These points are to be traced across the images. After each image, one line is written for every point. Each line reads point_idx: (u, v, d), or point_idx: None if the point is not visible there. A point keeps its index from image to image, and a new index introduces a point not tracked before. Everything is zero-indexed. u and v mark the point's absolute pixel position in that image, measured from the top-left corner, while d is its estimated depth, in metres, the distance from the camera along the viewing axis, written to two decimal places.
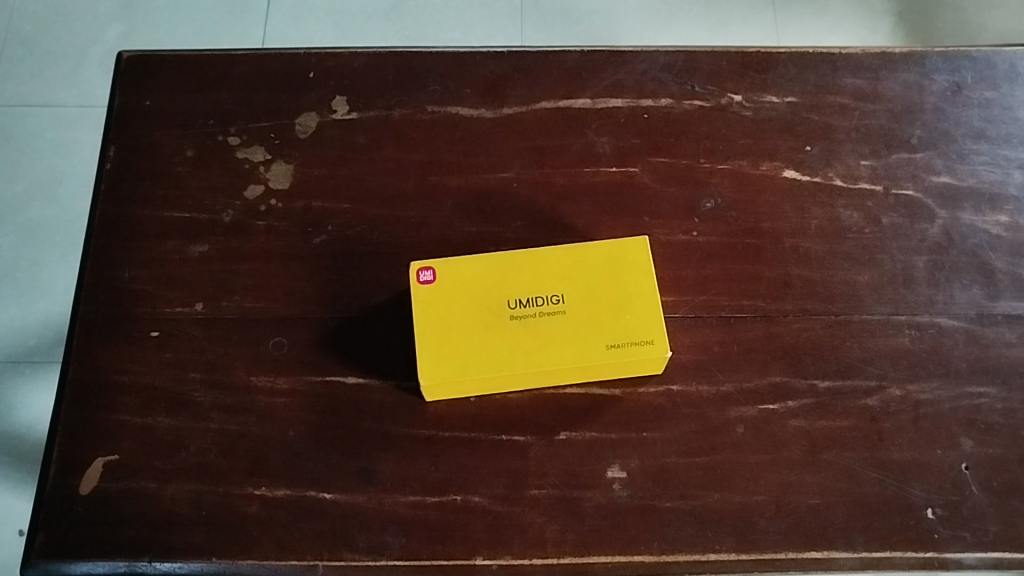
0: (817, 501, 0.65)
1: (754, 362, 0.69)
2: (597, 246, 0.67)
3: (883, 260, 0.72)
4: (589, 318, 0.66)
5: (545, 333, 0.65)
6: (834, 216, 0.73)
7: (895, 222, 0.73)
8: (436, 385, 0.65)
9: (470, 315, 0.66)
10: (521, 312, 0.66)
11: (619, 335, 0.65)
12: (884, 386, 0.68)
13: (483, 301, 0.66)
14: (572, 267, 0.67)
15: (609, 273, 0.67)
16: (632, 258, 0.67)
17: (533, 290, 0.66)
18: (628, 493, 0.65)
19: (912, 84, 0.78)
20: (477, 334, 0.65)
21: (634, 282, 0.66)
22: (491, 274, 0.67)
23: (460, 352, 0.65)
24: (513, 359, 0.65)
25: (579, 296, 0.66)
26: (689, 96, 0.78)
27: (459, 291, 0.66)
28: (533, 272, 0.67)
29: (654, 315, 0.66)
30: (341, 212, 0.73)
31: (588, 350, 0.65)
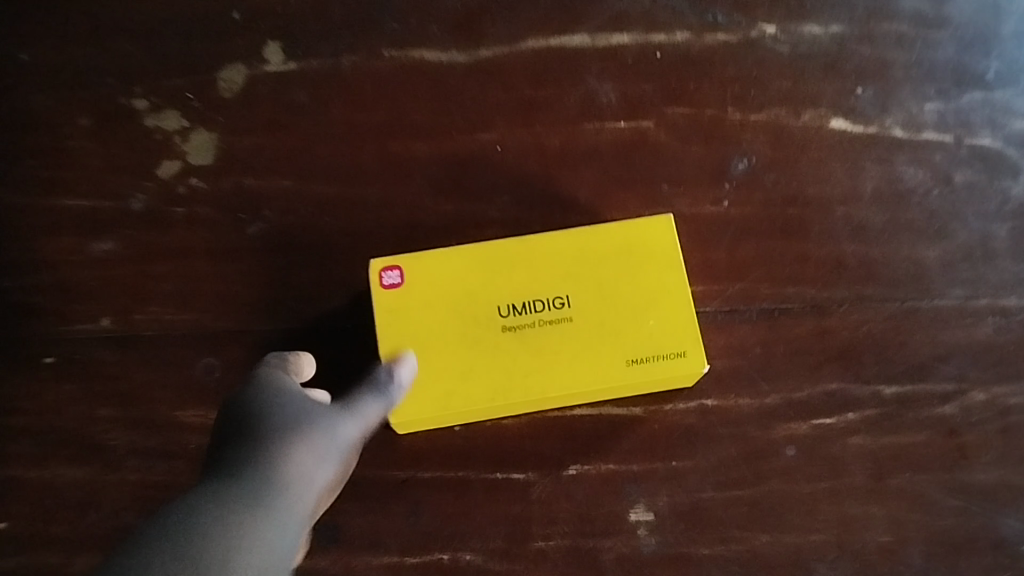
0: (888, 540, 0.53)
1: (804, 366, 0.56)
2: (610, 230, 0.53)
3: (956, 230, 0.58)
4: (603, 325, 0.52)
5: (547, 347, 0.51)
6: (894, 176, 0.59)
7: (970, 180, 0.59)
8: (409, 419, 0.51)
9: (450, 326, 0.52)
10: (515, 320, 0.52)
11: (643, 347, 0.51)
12: (963, 390, 0.55)
13: (468, 308, 0.52)
14: (578, 259, 0.53)
15: (627, 265, 0.53)
16: (655, 245, 0.53)
17: (529, 292, 0.52)
18: (657, 540, 0.53)
19: (986, 4, 0.63)
20: (460, 350, 0.51)
21: (661, 276, 0.52)
22: (475, 270, 0.53)
23: (438, 374, 0.51)
24: (507, 382, 0.51)
25: (588, 298, 0.52)
26: (710, 28, 0.62)
27: (433, 293, 0.52)
28: (529, 267, 0.53)
29: (685, 318, 0.52)
30: (281, 191, 0.58)
31: (603, 367, 0.51)
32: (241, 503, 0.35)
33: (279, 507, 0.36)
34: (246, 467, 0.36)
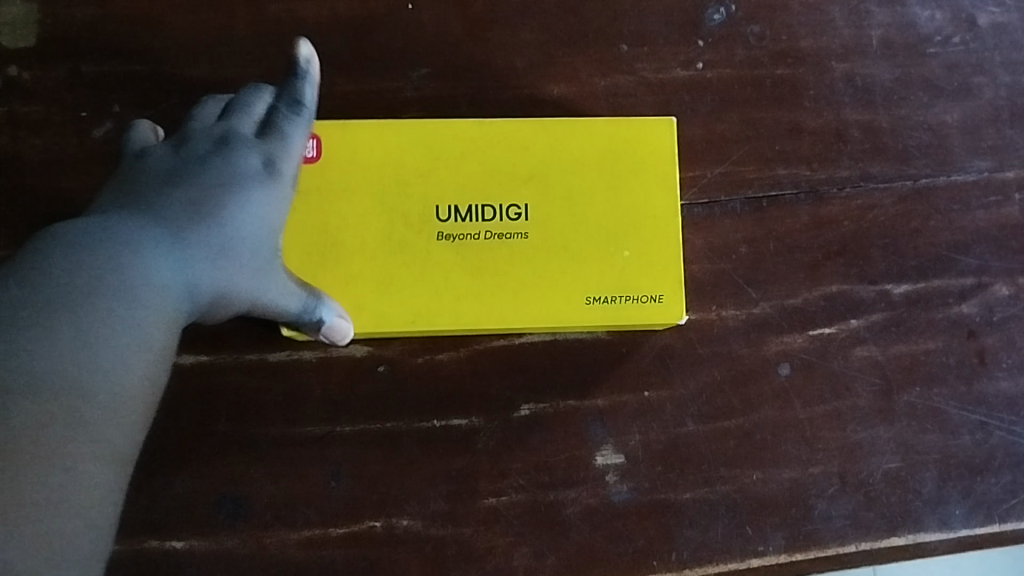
0: (897, 466, 0.46)
1: (798, 266, 0.46)
2: (593, 126, 0.43)
3: (980, 87, 0.48)
4: (565, 248, 0.42)
5: (490, 266, 0.42)
6: (906, 21, 0.48)
7: (997, 22, 0.48)
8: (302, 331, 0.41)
9: (373, 221, 0.42)
10: (456, 226, 0.42)
11: (610, 278, 0.42)
12: (985, 284, 0.47)
13: (398, 204, 0.42)
14: (545, 156, 0.43)
15: (606, 174, 0.43)
16: (645, 149, 0.43)
17: (479, 192, 0.42)
18: (630, 487, 0.44)
19: None
20: (381, 254, 0.42)
21: (645, 190, 0.43)
22: (414, 156, 0.42)
23: (348, 278, 0.41)
24: (435, 301, 0.42)
25: (551, 212, 0.42)
26: None
27: (353, 181, 0.42)
28: (484, 160, 0.43)
29: (668, 255, 0.42)
30: (132, 78, 0.44)
31: (557, 300, 0.42)
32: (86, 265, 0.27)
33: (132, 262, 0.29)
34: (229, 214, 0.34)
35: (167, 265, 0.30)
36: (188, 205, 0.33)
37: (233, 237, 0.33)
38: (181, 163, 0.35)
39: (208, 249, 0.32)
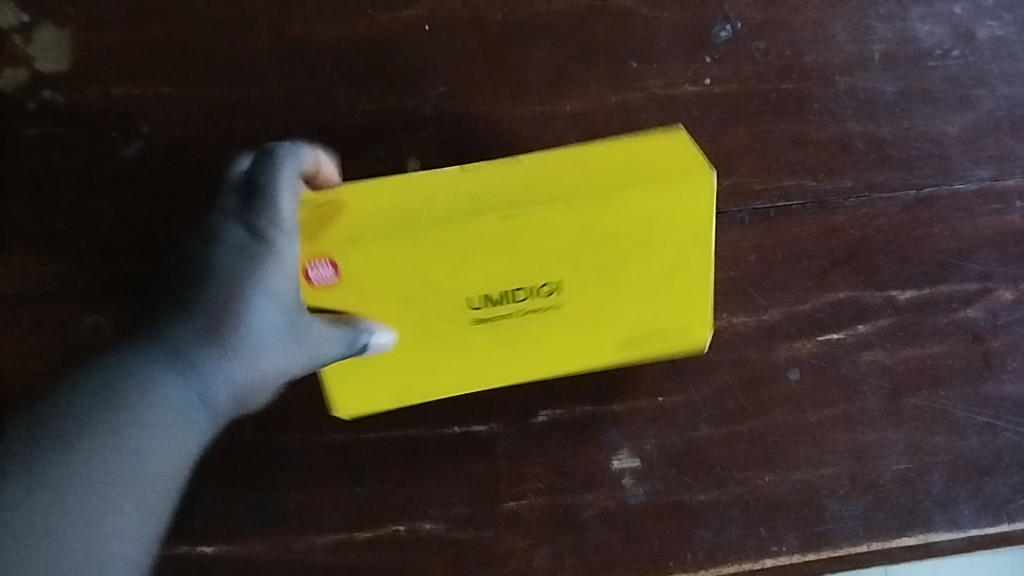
0: (906, 467, 0.47)
1: (806, 273, 0.47)
2: (630, 194, 0.36)
3: (980, 98, 0.49)
4: (603, 305, 0.40)
5: (527, 334, 0.41)
6: (907, 36, 0.49)
7: (996, 36, 0.49)
8: (353, 402, 0.43)
9: (405, 316, 0.38)
10: (490, 311, 0.39)
11: (643, 330, 0.42)
12: (989, 290, 0.48)
13: (425, 303, 0.38)
14: (577, 237, 0.37)
15: (640, 238, 0.38)
16: (682, 206, 0.37)
17: (509, 280, 0.38)
18: (645, 490, 0.46)
19: None
20: (414, 342, 0.40)
21: (681, 252, 0.39)
22: (429, 253, 0.36)
23: (386, 367, 0.41)
24: (474, 366, 0.42)
25: (590, 282, 0.39)
26: None
27: (368, 283, 0.36)
28: (509, 249, 0.36)
29: (690, 306, 0.41)
30: (162, 100, 0.46)
31: (590, 351, 0.43)
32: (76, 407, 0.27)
33: (130, 389, 0.28)
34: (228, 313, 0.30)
35: (176, 376, 0.29)
36: (179, 324, 0.30)
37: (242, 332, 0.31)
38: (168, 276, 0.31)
39: (210, 356, 0.30)
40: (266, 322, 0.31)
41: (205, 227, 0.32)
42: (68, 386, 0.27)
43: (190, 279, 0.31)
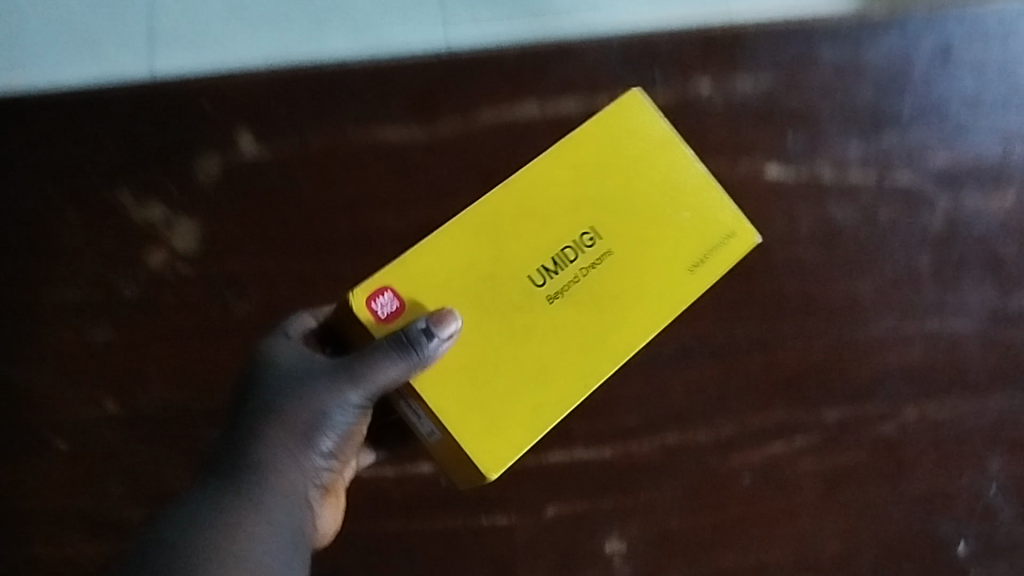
0: (841, 550, 0.59)
1: (754, 397, 0.61)
2: (616, 135, 0.52)
3: (883, 263, 0.64)
4: (642, 242, 0.51)
5: (603, 298, 0.49)
6: (826, 218, 0.65)
7: (893, 217, 0.65)
8: (491, 445, 0.46)
9: (485, 324, 0.47)
10: (552, 283, 0.49)
11: (691, 240, 0.51)
12: (899, 410, 0.61)
13: (498, 300, 0.48)
14: (593, 168, 0.51)
15: (619, 175, 0.51)
16: (643, 124, 0.53)
17: (547, 248, 0.49)
18: (630, 569, 0.58)
19: (898, 51, 0.69)
20: (519, 337, 0.48)
21: (663, 155, 0.52)
22: (489, 237, 0.48)
23: (505, 381, 0.47)
24: (582, 348, 0.48)
25: (611, 225, 0.50)
26: (651, 92, 0.67)
27: (435, 268, 0.47)
28: (542, 221, 0.49)
29: (677, 171, 0.52)
30: (265, 271, 0.61)
31: (669, 288, 0.50)
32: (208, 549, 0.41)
33: (238, 518, 0.42)
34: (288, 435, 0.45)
35: (265, 502, 0.43)
36: (261, 463, 0.44)
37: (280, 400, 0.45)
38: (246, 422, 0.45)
39: (282, 478, 0.44)
40: (318, 439, 0.46)
41: (262, 384, 0.46)
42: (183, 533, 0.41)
43: (264, 426, 0.45)
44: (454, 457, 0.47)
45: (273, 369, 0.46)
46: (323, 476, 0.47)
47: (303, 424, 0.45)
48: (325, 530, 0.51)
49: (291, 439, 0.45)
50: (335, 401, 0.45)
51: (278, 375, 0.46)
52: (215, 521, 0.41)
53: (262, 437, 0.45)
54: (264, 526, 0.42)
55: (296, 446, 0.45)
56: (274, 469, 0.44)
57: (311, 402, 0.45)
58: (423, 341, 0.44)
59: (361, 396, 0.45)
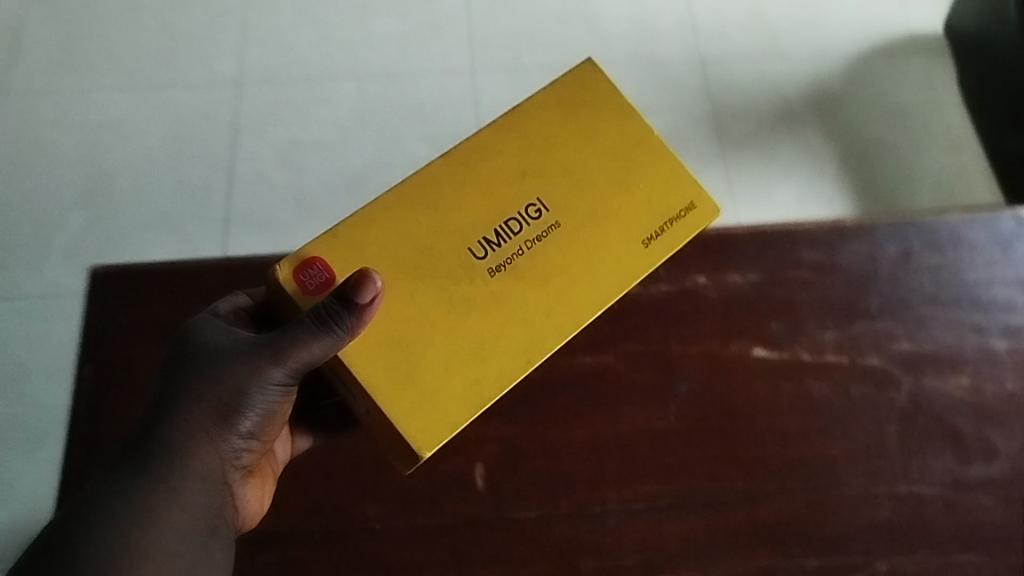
0: None
1: (741, 545, 0.69)
2: (557, 108, 0.65)
3: (856, 432, 0.73)
4: (592, 214, 0.63)
5: (549, 268, 0.61)
6: (805, 392, 0.74)
7: (863, 392, 0.75)
8: (428, 420, 0.57)
9: (418, 309, 0.58)
10: (497, 257, 0.60)
11: (639, 220, 0.63)
12: (870, 562, 0.69)
13: (441, 266, 0.59)
14: (543, 141, 0.64)
15: (569, 154, 0.64)
16: (602, 95, 0.65)
17: (494, 218, 0.61)
18: None
19: (866, 253, 0.81)
20: (461, 313, 0.59)
21: (620, 130, 0.65)
22: (440, 191, 0.61)
23: (446, 352, 0.58)
24: (527, 325, 0.60)
25: (558, 198, 0.63)
26: (655, 281, 0.78)
27: (374, 240, 0.59)
28: (489, 193, 0.62)
29: (634, 146, 0.65)
30: (321, 418, 0.71)
31: (622, 259, 0.62)
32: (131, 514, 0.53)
33: (152, 495, 0.54)
34: (206, 418, 0.57)
35: (174, 482, 0.55)
36: (180, 443, 0.56)
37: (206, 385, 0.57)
38: (172, 402, 0.57)
39: (196, 461, 0.57)
40: (235, 423, 0.58)
41: (188, 368, 0.58)
42: (103, 502, 0.53)
43: (186, 406, 0.57)
44: (387, 435, 0.58)
45: (205, 353, 0.58)
46: (241, 453, 0.60)
47: (220, 406, 0.57)
48: (254, 508, 0.65)
49: (207, 421, 0.57)
50: (254, 380, 0.56)
51: (209, 358, 0.58)
52: (132, 494, 0.54)
53: (191, 414, 0.57)
54: (184, 497, 0.55)
55: (219, 419, 0.57)
56: (195, 448, 0.57)
57: (234, 380, 0.57)
58: (344, 312, 0.53)
59: (281, 372, 0.56)
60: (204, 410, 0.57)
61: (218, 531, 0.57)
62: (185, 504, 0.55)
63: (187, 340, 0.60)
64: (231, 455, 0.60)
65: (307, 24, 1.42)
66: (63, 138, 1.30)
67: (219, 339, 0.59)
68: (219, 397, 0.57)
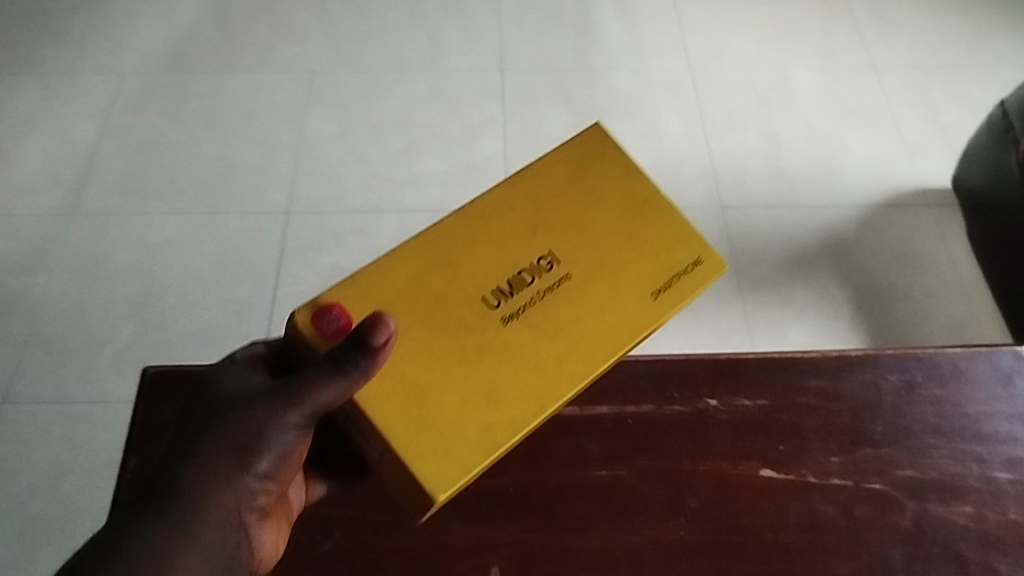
0: None
1: None
2: (568, 171, 0.73)
3: (860, 552, 0.76)
4: (602, 268, 0.69)
5: (562, 317, 0.67)
6: (811, 511, 0.77)
7: (867, 514, 0.77)
8: (444, 461, 0.61)
9: (435, 351, 0.64)
10: (510, 305, 0.67)
11: (649, 274, 0.69)
12: None
13: (457, 312, 0.66)
14: (553, 199, 0.71)
15: (577, 213, 0.71)
16: (610, 159, 0.74)
17: (506, 270, 0.68)
18: None
19: (870, 383, 0.85)
20: (474, 358, 0.64)
21: (628, 190, 0.72)
22: (453, 243, 0.68)
23: (460, 393, 0.63)
24: (541, 371, 0.65)
25: (568, 252, 0.69)
26: (668, 401, 0.83)
27: (394, 287, 0.66)
28: (502, 248, 0.69)
29: (640, 204, 0.72)
30: (348, 517, 0.75)
31: (633, 309, 0.68)
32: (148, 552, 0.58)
33: (170, 534, 0.59)
34: (225, 459, 0.61)
35: (192, 522, 0.60)
36: (200, 485, 0.61)
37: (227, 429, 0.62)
38: (194, 443, 0.62)
39: (215, 501, 0.61)
40: (252, 464, 0.62)
41: (212, 412, 0.62)
42: (124, 540, 0.58)
43: (206, 449, 0.61)
44: (404, 479, 0.62)
45: (226, 397, 0.63)
46: (259, 496, 0.64)
47: (241, 448, 0.61)
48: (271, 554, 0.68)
49: (227, 462, 0.61)
50: (271, 422, 0.61)
51: (230, 403, 0.62)
52: (151, 534, 0.58)
53: (210, 457, 0.61)
54: (199, 538, 0.60)
55: (236, 461, 0.61)
56: (213, 489, 0.61)
57: (252, 424, 0.61)
58: (358, 353, 0.57)
59: (297, 414, 0.60)
60: (224, 453, 0.61)
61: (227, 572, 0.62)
62: (196, 546, 0.60)
63: (211, 383, 0.65)
64: (248, 497, 0.63)
65: (355, 163, 1.56)
66: (126, 261, 1.41)
67: (240, 382, 0.64)
68: (240, 440, 0.61)
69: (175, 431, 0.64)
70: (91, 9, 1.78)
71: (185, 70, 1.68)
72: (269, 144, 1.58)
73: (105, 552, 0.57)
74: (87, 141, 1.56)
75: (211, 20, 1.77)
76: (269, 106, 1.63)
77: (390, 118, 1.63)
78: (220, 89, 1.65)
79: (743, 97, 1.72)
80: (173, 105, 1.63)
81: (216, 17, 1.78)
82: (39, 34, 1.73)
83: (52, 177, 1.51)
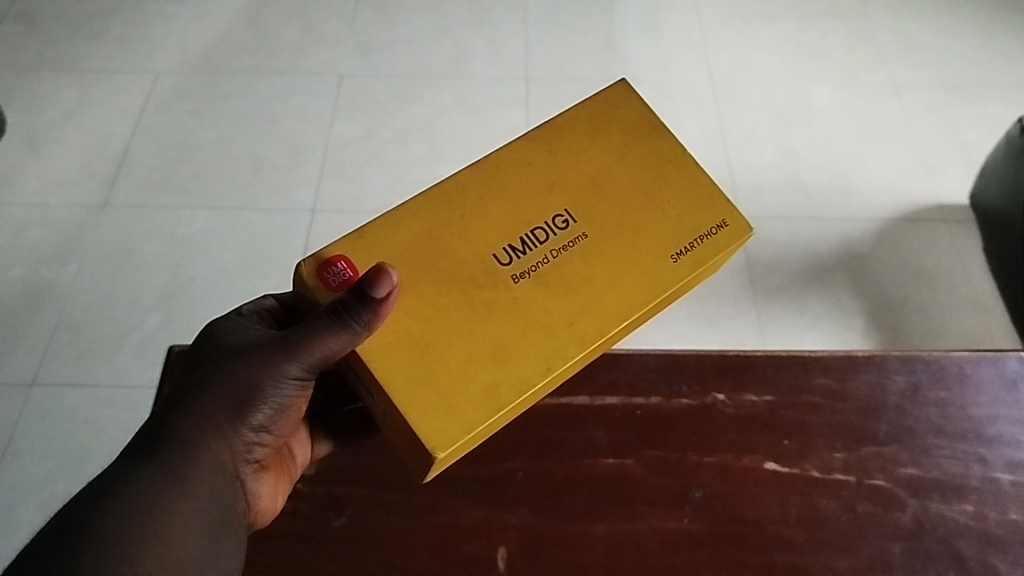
0: None
1: None
2: (589, 128, 0.76)
3: (861, 547, 0.77)
4: (619, 230, 0.72)
5: (576, 277, 0.70)
6: (813, 505, 0.79)
7: (869, 510, 0.79)
8: (445, 421, 0.63)
9: (441, 306, 0.67)
10: (520, 263, 0.69)
11: (670, 237, 0.72)
12: None
13: (466, 267, 0.69)
14: (571, 155, 0.74)
15: (595, 171, 0.74)
16: (634, 116, 0.76)
17: (520, 227, 0.71)
18: None
19: (876, 383, 0.87)
20: (482, 314, 0.67)
21: (651, 149, 0.75)
22: (467, 197, 0.71)
23: (466, 348, 0.66)
24: (550, 333, 0.68)
25: (583, 213, 0.72)
26: (677, 395, 0.84)
27: (402, 241, 0.69)
28: (516, 206, 0.72)
29: (663, 167, 0.74)
30: (361, 496, 0.76)
31: (651, 273, 0.70)
32: (151, 489, 0.62)
33: (172, 475, 0.63)
34: (224, 411, 0.67)
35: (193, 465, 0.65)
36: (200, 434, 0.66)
37: (227, 381, 0.67)
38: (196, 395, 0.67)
39: (214, 450, 0.66)
40: (247, 417, 0.68)
41: (212, 365, 0.68)
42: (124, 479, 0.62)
43: (206, 400, 0.67)
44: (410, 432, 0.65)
45: (227, 351, 0.68)
46: (253, 450, 0.70)
47: (240, 400, 0.67)
48: (268, 505, 0.73)
49: (226, 414, 0.67)
50: (271, 374, 0.66)
51: (233, 352, 0.68)
52: (154, 475, 0.63)
53: (211, 408, 0.67)
54: (201, 480, 0.65)
55: (236, 411, 0.67)
56: (214, 439, 0.66)
57: (252, 374, 0.66)
58: (360, 305, 0.61)
59: (297, 368, 0.65)
60: (223, 404, 0.67)
61: (230, 513, 0.66)
62: (198, 487, 0.64)
63: (212, 337, 0.70)
64: (244, 448, 0.69)
65: (380, 166, 1.59)
66: (154, 253, 1.45)
67: (239, 337, 0.69)
68: (238, 392, 0.67)
69: (177, 382, 0.69)
70: (129, 10, 1.83)
71: (218, 72, 1.72)
72: (297, 144, 1.61)
73: (107, 489, 0.62)
74: (121, 137, 1.61)
75: (244, 24, 1.82)
76: (298, 108, 1.67)
77: (415, 123, 1.66)
78: (251, 91, 1.70)
79: (764, 111, 1.74)
80: (205, 105, 1.67)
81: (250, 21, 1.82)
82: (79, 34, 1.78)
83: (86, 171, 1.56)
